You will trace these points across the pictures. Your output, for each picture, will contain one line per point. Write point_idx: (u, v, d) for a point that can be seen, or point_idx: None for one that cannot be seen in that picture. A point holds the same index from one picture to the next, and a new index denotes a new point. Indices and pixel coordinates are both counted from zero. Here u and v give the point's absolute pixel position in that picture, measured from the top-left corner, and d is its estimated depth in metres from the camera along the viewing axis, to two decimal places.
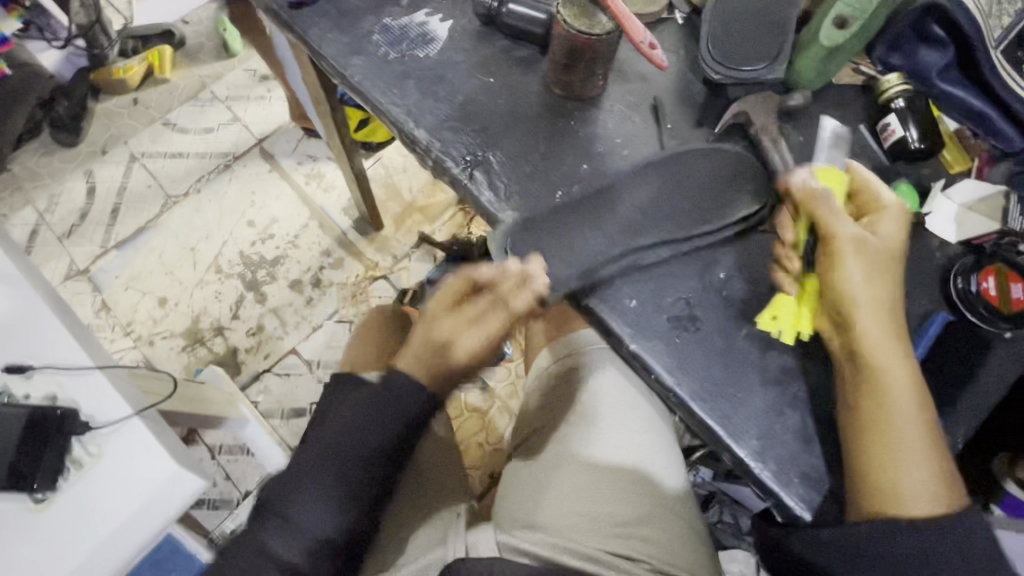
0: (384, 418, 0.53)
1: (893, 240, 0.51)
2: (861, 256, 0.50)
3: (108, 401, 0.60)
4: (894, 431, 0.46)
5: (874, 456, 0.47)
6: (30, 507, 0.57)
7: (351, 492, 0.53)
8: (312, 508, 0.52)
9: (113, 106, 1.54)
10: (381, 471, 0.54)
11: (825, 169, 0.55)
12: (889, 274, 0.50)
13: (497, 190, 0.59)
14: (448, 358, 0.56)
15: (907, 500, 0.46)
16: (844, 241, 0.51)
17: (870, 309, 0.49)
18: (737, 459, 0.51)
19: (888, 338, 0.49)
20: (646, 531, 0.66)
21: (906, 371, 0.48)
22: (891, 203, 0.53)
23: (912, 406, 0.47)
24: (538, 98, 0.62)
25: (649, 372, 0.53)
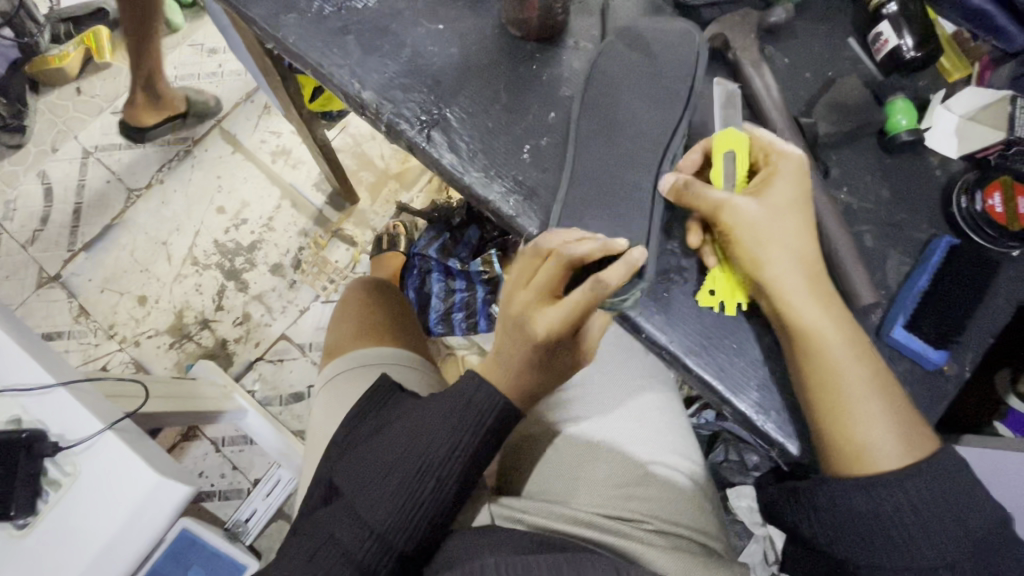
0: (465, 416, 0.51)
1: (793, 198, 0.47)
2: (756, 226, 0.46)
3: (77, 418, 0.57)
4: (842, 393, 0.45)
5: (831, 415, 0.45)
6: (13, 534, 0.55)
7: (419, 496, 0.49)
8: (381, 500, 0.49)
9: (55, 99, 1.43)
10: (457, 475, 0.51)
11: (717, 137, 0.49)
12: (799, 229, 0.46)
13: (459, 151, 0.54)
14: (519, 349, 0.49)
15: (871, 455, 0.44)
16: (732, 215, 0.46)
17: (786, 273, 0.46)
18: (738, 412, 0.49)
19: (806, 293, 0.45)
20: (650, 492, 0.60)
21: (839, 328, 0.45)
22: (786, 158, 0.48)
23: (849, 360, 0.45)
24: (493, 42, 0.56)
25: (639, 332, 0.50)
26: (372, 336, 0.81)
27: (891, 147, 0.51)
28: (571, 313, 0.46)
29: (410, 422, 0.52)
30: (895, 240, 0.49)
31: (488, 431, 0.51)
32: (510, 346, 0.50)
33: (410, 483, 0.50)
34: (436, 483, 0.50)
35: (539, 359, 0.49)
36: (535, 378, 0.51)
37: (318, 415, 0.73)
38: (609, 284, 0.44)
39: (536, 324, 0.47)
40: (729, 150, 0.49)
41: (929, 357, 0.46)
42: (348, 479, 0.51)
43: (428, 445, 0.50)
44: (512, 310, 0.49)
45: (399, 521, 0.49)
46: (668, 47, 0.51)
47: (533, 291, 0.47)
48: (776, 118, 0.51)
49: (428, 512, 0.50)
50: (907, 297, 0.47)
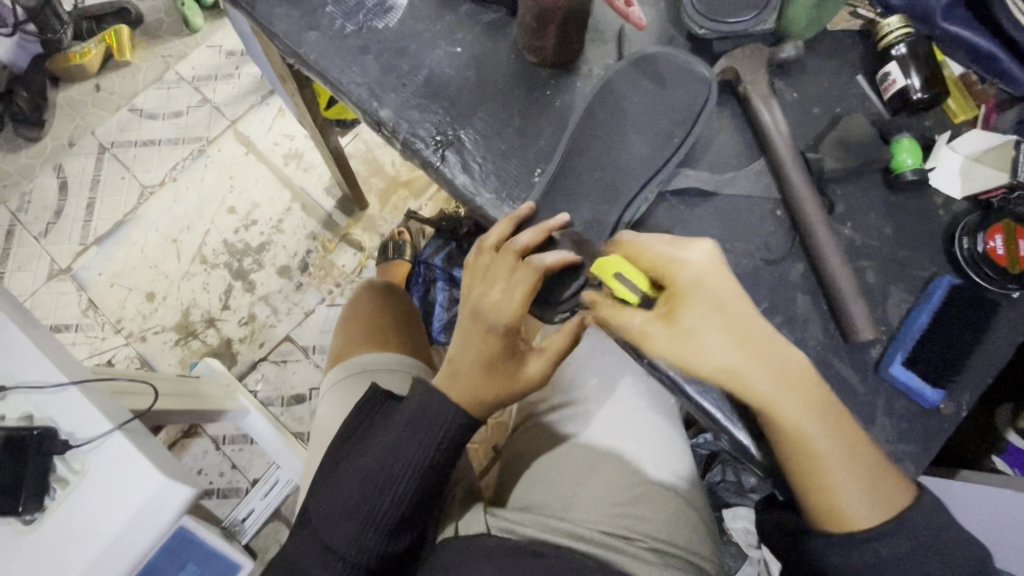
0: (420, 432, 0.51)
1: (707, 310, 0.47)
2: (672, 348, 0.48)
3: (87, 417, 0.58)
4: (835, 434, 0.46)
5: (806, 475, 0.46)
6: (19, 529, 0.56)
7: (378, 516, 0.50)
8: (339, 525, 0.50)
9: (75, 95, 1.46)
10: (418, 487, 0.52)
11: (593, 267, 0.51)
12: (723, 333, 0.47)
13: (471, 172, 0.55)
14: (480, 342, 0.51)
15: (846, 513, 0.46)
16: (649, 346, 0.48)
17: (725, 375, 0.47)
18: (736, 441, 0.50)
19: (754, 382, 0.46)
20: (646, 510, 0.61)
21: (811, 396, 0.46)
22: (683, 266, 0.48)
23: (818, 430, 0.46)
24: (508, 66, 0.57)
25: (641, 357, 0.51)
26: (378, 341, 0.82)
27: (896, 185, 0.52)
28: (515, 290, 0.49)
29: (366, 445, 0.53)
30: (897, 277, 0.50)
31: (444, 444, 0.52)
32: (469, 352, 0.51)
33: (369, 504, 0.51)
34: (392, 502, 0.51)
35: (500, 354, 0.51)
36: (497, 384, 0.51)
37: (321, 418, 0.75)
38: (541, 262, 0.48)
39: (489, 310, 0.50)
40: (620, 272, 0.48)
41: (925, 395, 0.47)
42: (313, 503, 0.53)
43: (381, 467, 0.51)
44: (467, 308, 0.52)
45: (360, 542, 0.50)
46: (679, 83, 0.53)
47: (480, 283, 0.52)
48: (783, 152, 0.52)
49: (389, 529, 0.51)
50: (906, 335, 0.48)
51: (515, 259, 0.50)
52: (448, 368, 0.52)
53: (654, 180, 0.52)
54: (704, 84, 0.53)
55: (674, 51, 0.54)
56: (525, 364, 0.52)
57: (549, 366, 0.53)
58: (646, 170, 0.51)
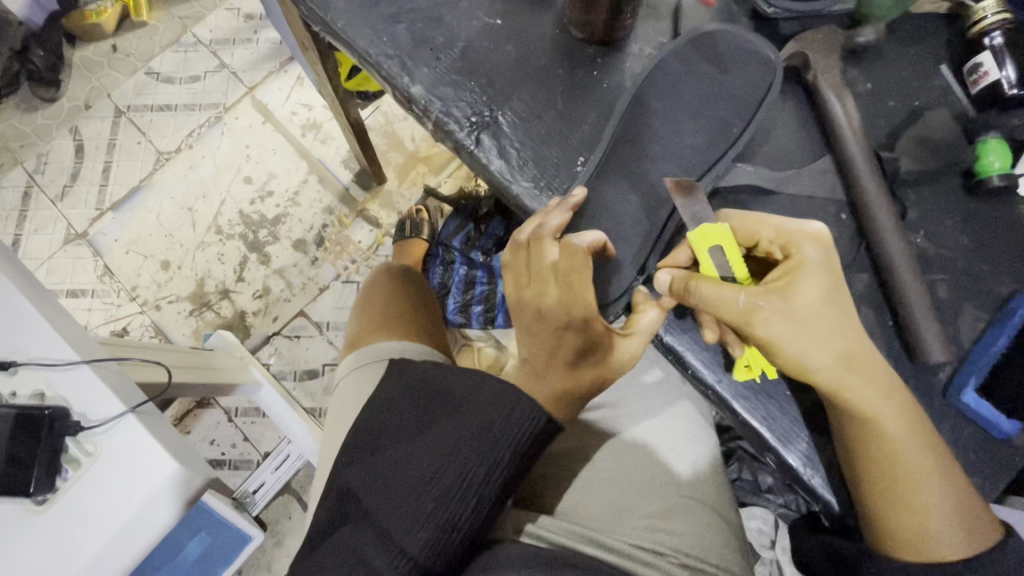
0: (499, 433, 0.44)
1: (826, 291, 0.41)
2: (790, 332, 0.40)
3: (100, 398, 0.57)
4: (909, 469, 0.41)
5: (896, 503, 0.42)
6: (30, 509, 0.55)
7: (455, 516, 0.43)
8: (414, 522, 0.43)
9: (91, 55, 1.42)
10: (493, 493, 0.44)
11: (694, 237, 0.44)
12: (836, 321, 0.41)
13: (508, 158, 0.51)
14: (542, 336, 0.46)
15: (933, 542, 0.42)
16: (765, 327, 0.40)
17: (830, 366, 0.41)
18: (784, 463, 0.46)
19: (861, 379, 0.41)
20: (678, 524, 0.58)
21: (902, 413, 0.42)
22: (808, 243, 0.42)
23: (897, 451, 0.41)
24: (553, 42, 0.52)
25: (685, 368, 0.48)
26: (397, 325, 0.79)
27: (977, 192, 0.47)
28: (569, 283, 0.45)
29: (444, 432, 0.46)
30: (972, 294, 0.46)
31: (524, 450, 0.44)
32: (539, 354, 0.46)
33: (447, 500, 0.43)
34: (473, 499, 0.44)
35: (581, 351, 0.45)
36: (586, 380, 0.45)
37: (336, 405, 0.73)
38: (580, 240, 0.45)
39: (548, 306, 0.46)
40: (715, 245, 0.44)
41: (997, 426, 0.43)
42: (376, 494, 0.45)
43: (465, 460, 0.44)
44: (524, 314, 0.47)
45: (435, 544, 0.43)
46: (742, 68, 0.48)
47: (527, 282, 0.48)
48: (854, 149, 0.47)
49: (465, 531, 0.44)
50: (981, 358, 0.44)
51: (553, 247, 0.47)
52: (521, 374, 0.46)
53: (707, 175, 0.48)
54: (770, 68, 0.48)
55: (738, 30, 0.49)
56: (611, 352, 0.45)
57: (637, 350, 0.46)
58: (698, 164, 0.47)
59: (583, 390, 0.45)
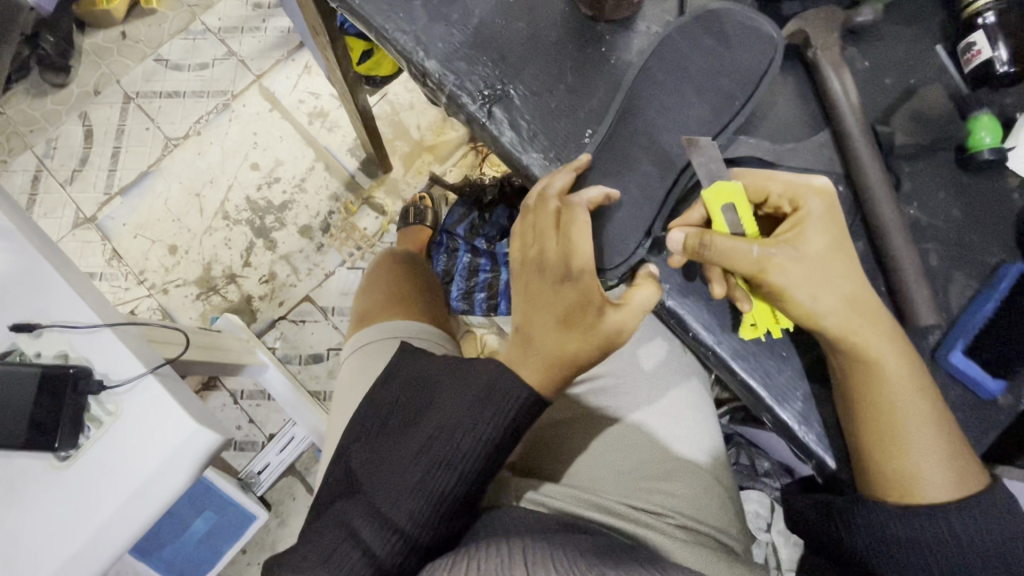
0: (480, 411, 0.47)
1: (829, 241, 0.45)
2: (800, 276, 0.43)
3: (121, 359, 0.59)
4: (902, 417, 0.44)
5: (887, 450, 0.44)
6: (52, 465, 0.57)
7: (442, 489, 0.47)
8: (403, 496, 0.47)
9: (101, 41, 1.44)
10: (477, 469, 0.48)
11: (708, 194, 0.46)
12: (841, 268, 0.44)
13: (519, 130, 0.53)
14: (543, 290, 0.49)
15: (921, 488, 0.44)
16: (779, 273, 0.43)
17: (836, 314, 0.43)
18: (779, 422, 0.48)
19: (866, 322, 0.44)
20: (676, 487, 0.60)
21: (902, 361, 0.44)
22: (814, 196, 0.45)
23: (891, 399, 0.44)
24: (563, 20, 0.54)
25: (686, 330, 0.50)
26: (403, 305, 0.82)
27: (968, 166, 0.49)
28: (567, 235, 0.48)
29: (433, 413, 0.49)
30: (962, 263, 0.48)
31: (505, 429, 0.47)
32: (537, 310, 0.49)
33: (434, 475, 0.47)
34: (458, 474, 0.47)
35: (573, 310, 0.47)
36: (578, 336, 0.47)
37: (345, 379, 0.75)
38: (581, 197, 0.48)
39: (553, 259, 0.49)
40: (727, 202, 0.46)
41: (982, 386, 0.45)
42: (371, 472, 0.49)
43: (450, 438, 0.47)
44: (529, 270, 0.51)
45: (423, 515, 0.47)
46: (744, 45, 0.50)
47: (535, 240, 0.51)
48: (852, 124, 0.49)
49: (452, 502, 0.47)
50: (969, 323, 0.46)
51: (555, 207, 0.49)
52: (520, 328, 0.49)
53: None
54: (771, 45, 0.49)
55: (741, 8, 0.50)
56: (603, 317, 0.47)
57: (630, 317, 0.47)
58: (701, 136, 0.50)
59: (577, 348, 0.47)
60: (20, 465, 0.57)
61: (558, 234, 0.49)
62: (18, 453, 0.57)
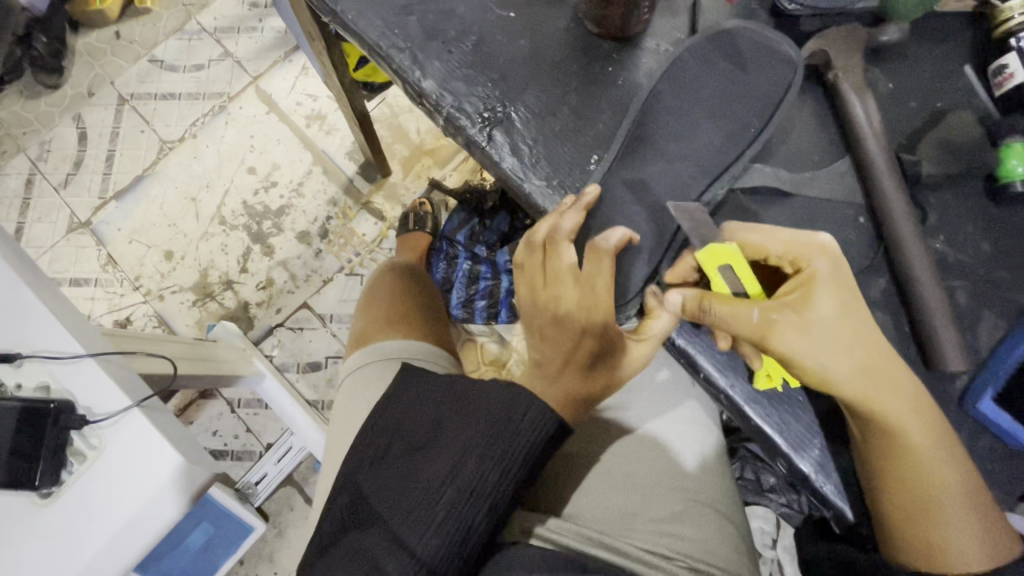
0: (504, 439, 0.44)
1: (838, 302, 0.42)
2: (808, 345, 0.41)
3: (106, 391, 0.56)
4: (929, 477, 0.41)
5: (912, 507, 0.42)
6: (35, 502, 0.54)
7: (467, 521, 0.43)
8: (424, 529, 0.43)
9: (94, 41, 1.41)
10: (499, 505, 0.44)
11: (702, 256, 0.44)
12: (856, 332, 0.41)
13: (521, 155, 0.50)
14: (559, 335, 0.46)
15: (951, 552, 0.42)
16: (780, 340, 0.41)
17: (851, 378, 0.41)
18: (796, 470, 0.45)
19: (887, 390, 0.41)
20: (684, 527, 0.57)
21: (926, 427, 0.41)
22: (817, 256, 0.42)
23: (920, 456, 0.41)
24: (568, 36, 0.51)
25: (697, 372, 0.47)
26: (400, 323, 0.79)
27: (999, 196, 0.46)
28: (592, 288, 0.45)
29: (457, 437, 0.46)
30: (991, 301, 0.45)
31: (530, 461, 0.44)
32: (553, 358, 0.46)
33: (459, 506, 0.43)
34: (485, 502, 0.43)
35: (596, 355, 0.45)
36: (602, 385, 0.45)
37: (340, 402, 0.73)
38: (607, 241, 0.44)
39: (566, 308, 0.46)
40: (726, 265, 0.44)
41: (1015, 436, 0.42)
42: (387, 501, 0.46)
43: (479, 462, 0.44)
44: (541, 317, 0.47)
45: (446, 550, 0.43)
46: (761, 66, 0.47)
47: (544, 285, 0.47)
48: (875, 151, 0.46)
49: (478, 535, 0.43)
50: (1000, 368, 0.42)
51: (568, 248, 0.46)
52: (535, 374, 0.46)
53: (724, 176, 0.46)
54: (790, 65, 0.46)
55: (758, 26, 0.47)
56: (625, 356, 0.46)
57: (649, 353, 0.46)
58: (715, 165, 0.47)
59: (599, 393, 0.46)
60: (1, 502, 0.54)
61: (573, 278, 0.46)
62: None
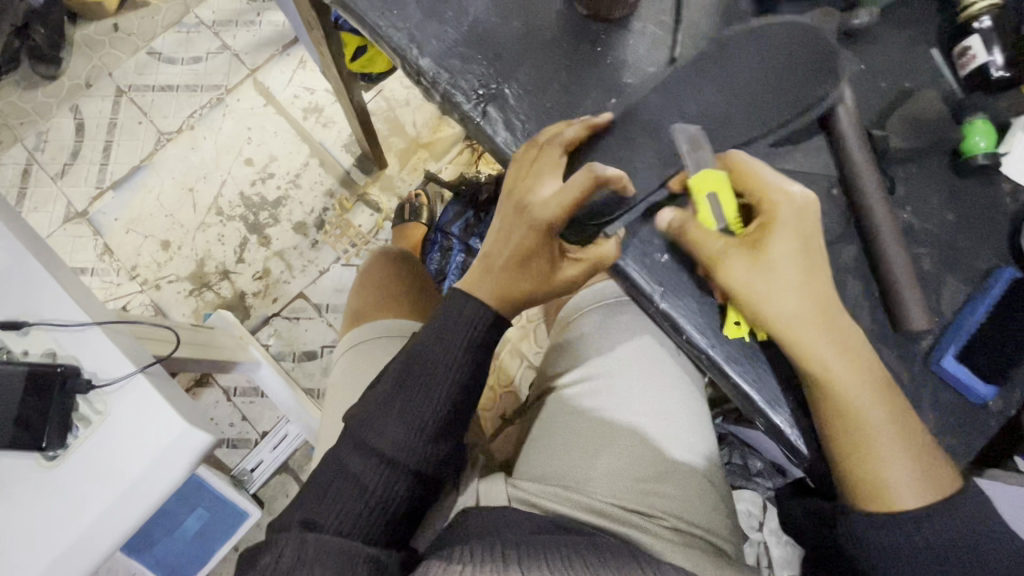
0: (453, 343, 0.52)
1: (789, 244, 0.45)
2: (760, 283, 0.45)
3: (111, 358, 0.58)
4: (865, 432, 0.45)
5: (848, 462, 0.46)
6: (42, 465, 0.56)
7: (425, 420, 0.51)
8: (391, 430, 0.51)
9: (92, 34, 1.42)
10: (453, 399, 0.52)
11: (693, 183, 0.47)
12: (804, 278, 0.45)
13: (516, 131, 0.52)
14: (520, 227, 0.51)
15: (887, 491, 0.46)
16: (736, 272, 0.45)
17: (785, 321, 0.45)
18: (772, 425, 0.48)
19: (827, 336, 0.45)
20: (667, 489, 0.60)
21: (865, 374, 0.45)
22: (781, 200, 0.46)
23: (864, 401, 0.45)
24: (558, 19, 0.54)
25: (680, 334, 0.49)
26: (394, 307, 0.81)
27: (961, 169, 0.49)
28: (565, 192, 0.48)
29: (418, 348, 0.53)
30: (953, 267, 0.48)
31: (481, 351, 0.53)
32: (505, 248, 0.52)
33: (416, 405, 0.51)
34: (439, 404, 0.52)
35: (536, 257, 0.51)
36: (529, 282, 0.52)
37: (335, 383, 0.75)
38: (600, 169, 0.47)
39: (538, 205, 0.50)
40: (710, 195, 0.47)
41: (973, 390, 0.45)
42: (360, 410, 0.52)
43: (432, 367, 0.52)
44: (511, 203, 0.52)
45: (410, 442, 0.51)
46: (743, 45, 0.50)
47: (525, 177, 0.50)
48: (847, 127, 0.49)
49: (437, 429, 0.52)
50: (960, 328, 0.46)
51: (558, 148, 0.49)
52: (482, 261, 0.54)
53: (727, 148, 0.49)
54: (802, 41, 0.49)
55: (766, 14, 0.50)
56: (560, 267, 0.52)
57: (583, 273, 0.51)
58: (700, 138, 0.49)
59: (529, 290, 0.52)
60: (8, 465, 0.56)
61: (556, 177, 0.49)
62: (5, 453, 0.56)
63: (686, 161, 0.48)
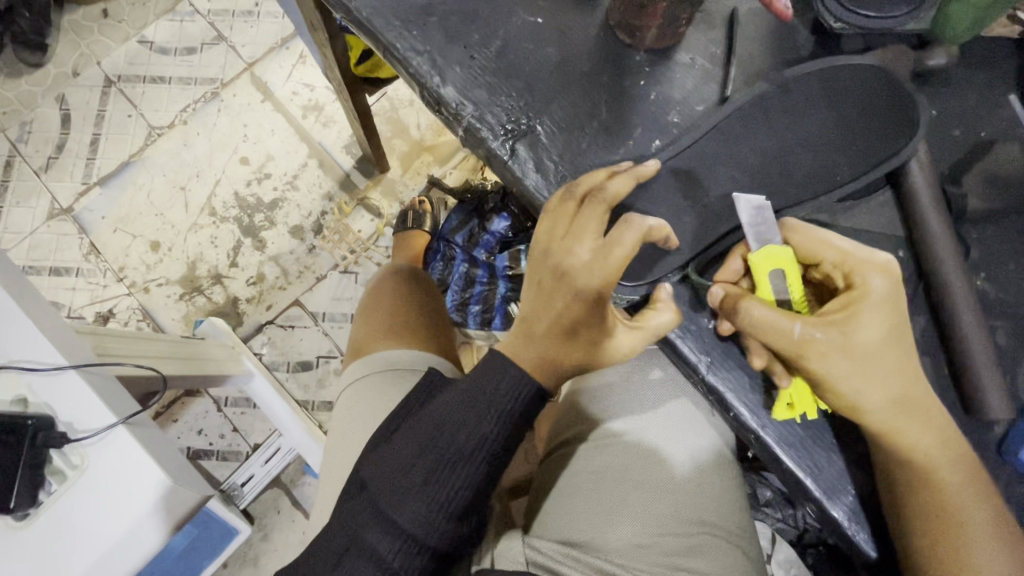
0: (481, 414, 0.45)
1: (881, 325, 0.39)
2: (847, 367, 0.39)
3: (90, 407, 0.53)
4: (959, 519, 0.41)
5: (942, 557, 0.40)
6: (13, 525, 0.51)
7: (444, 499, 0.45)
8: (406, 508, 0.45)
9: (80, 18, 1.34)
10: (479, 473, 0.46)
11: (757, 257, 0.42)
12: (897, 361, 0.40)
13: (549, 174, 0.47)
14: (556, 293, 0.43)
15: None
16: (823, 362, 0.39)
17: (882, 407, 0.40)
18: (827, 517, 0.44)
19: (915, 423, 0.40)
20: (704, 565, 0.56)
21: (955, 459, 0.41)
22: (873, 273, 0.39)
23: (952, 480, 0.41)
24: (597, 46, 0.48)
25: (727, 410, 0.45)
26: (404, 337, 0.75)
27: None
28: (608, 253, 0.41)
29: (439, 412, 0.47)
30: None
31: (511, 428, 0.45)
32: (541, 315, 0.44)
33: (434, 480, 0.45)
34: (461, 482, 0.45)
35: (578, 325, 0.43)
36: (579, 354, 0.44)
37: (340, 422, 0.69)
38: (643, 221, 0.40)
39: (575, 270, 0.42)
40: (774, 269, 0.42)
41: None
42: (375, 477, 0.47)
43: (456, 438, 0.45)
44: (543, 268, 0.44)
45: (428, 521, 0.45)
46: (805, 89, 0.45)
47: (562, 237, 0.43)
48: (922, 183, 0.44)
49: (458, 509, 0.46)
50: None
51: (600, 204, 0.42)
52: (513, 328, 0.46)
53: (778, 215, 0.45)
54: (866, 91, 0.45)
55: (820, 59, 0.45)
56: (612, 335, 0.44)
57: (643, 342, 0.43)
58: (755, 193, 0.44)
59: (581, 361, 0.44)
60: None
61: (597, 237, 0.42)
62: None
63: (746, 232, 0.43)
